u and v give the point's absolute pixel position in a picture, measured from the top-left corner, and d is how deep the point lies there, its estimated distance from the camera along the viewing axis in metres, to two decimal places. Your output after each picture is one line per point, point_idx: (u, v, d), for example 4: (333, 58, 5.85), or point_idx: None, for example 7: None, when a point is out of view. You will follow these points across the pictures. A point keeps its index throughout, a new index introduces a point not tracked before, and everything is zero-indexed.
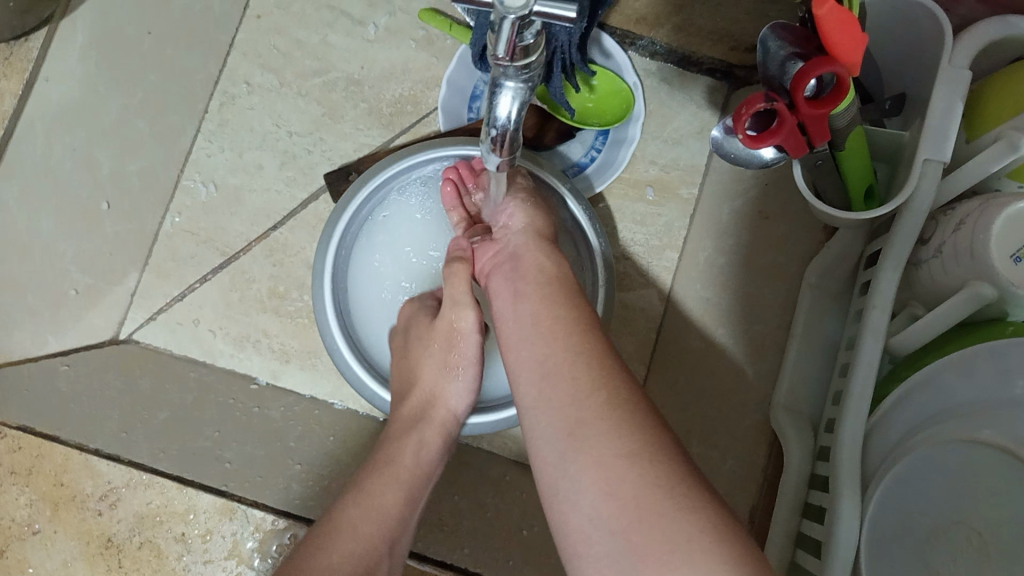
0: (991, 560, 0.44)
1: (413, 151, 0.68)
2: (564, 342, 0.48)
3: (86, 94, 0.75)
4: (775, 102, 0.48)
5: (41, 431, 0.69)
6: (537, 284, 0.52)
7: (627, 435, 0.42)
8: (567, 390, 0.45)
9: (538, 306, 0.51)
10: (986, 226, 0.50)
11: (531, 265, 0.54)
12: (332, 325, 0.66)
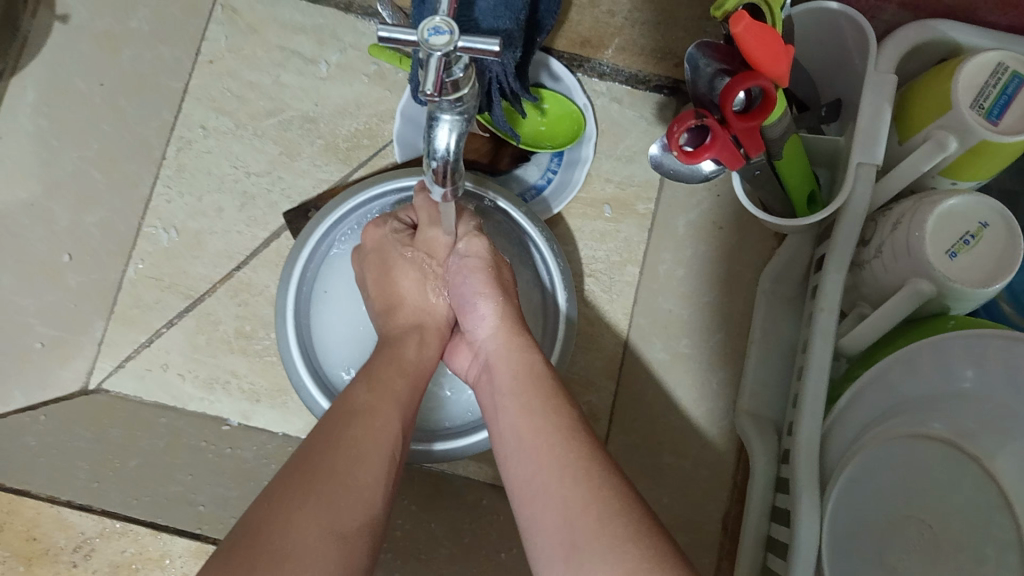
0: (947, 554, 0.46)
1: (366, 185, 0.69)
2: (554, 455, 0.47)
3: (42, 148, 0.76)
4: (705, 119, 0.50)
5: (6, 485, 0.63)
6: (519, 396, 0.52)
7: (623, 551, 0.40)
8: (560, 509, 0.44)
9: (525, 418, 0.50)
10: (920, 224, 0.52)
11: (510, 374, 0.54)
12: (296, 363, 0.66)
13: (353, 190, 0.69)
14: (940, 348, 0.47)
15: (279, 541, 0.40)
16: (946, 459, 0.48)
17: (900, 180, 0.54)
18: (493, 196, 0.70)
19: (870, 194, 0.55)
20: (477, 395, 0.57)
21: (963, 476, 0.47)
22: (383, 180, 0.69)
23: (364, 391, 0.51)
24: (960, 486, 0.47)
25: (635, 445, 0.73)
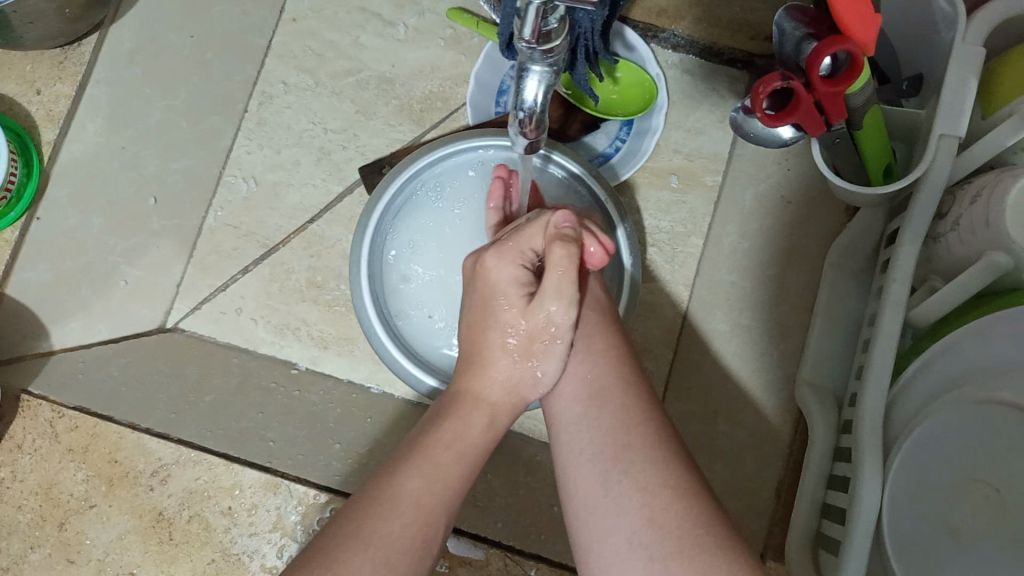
0: (1011, 517, 0.46)
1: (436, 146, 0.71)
2: (613, 370, 0.53)
3: (132, 97, 0.78)
4: (790, 81, 0.50)
5: (95, 411, 0.70)
6: (595, 317, 0.57)
7: (670, 469, 0.47)
8: (614, 416, 0.50)
9: (597, 336, 0.55)
10: (1001, 197, 0.51)
11: (594, 300, 0.58)
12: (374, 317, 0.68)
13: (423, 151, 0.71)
14: (1018, 318, 0.48)
15: (371, 533, 0.46)
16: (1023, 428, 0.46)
17: (982, 154, 0.54)
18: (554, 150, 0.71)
19: (950, 167, 0.55)
20: (546, 312, 0.59)
21: None
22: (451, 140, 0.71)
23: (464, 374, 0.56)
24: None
25: (690, 414, 0.74)
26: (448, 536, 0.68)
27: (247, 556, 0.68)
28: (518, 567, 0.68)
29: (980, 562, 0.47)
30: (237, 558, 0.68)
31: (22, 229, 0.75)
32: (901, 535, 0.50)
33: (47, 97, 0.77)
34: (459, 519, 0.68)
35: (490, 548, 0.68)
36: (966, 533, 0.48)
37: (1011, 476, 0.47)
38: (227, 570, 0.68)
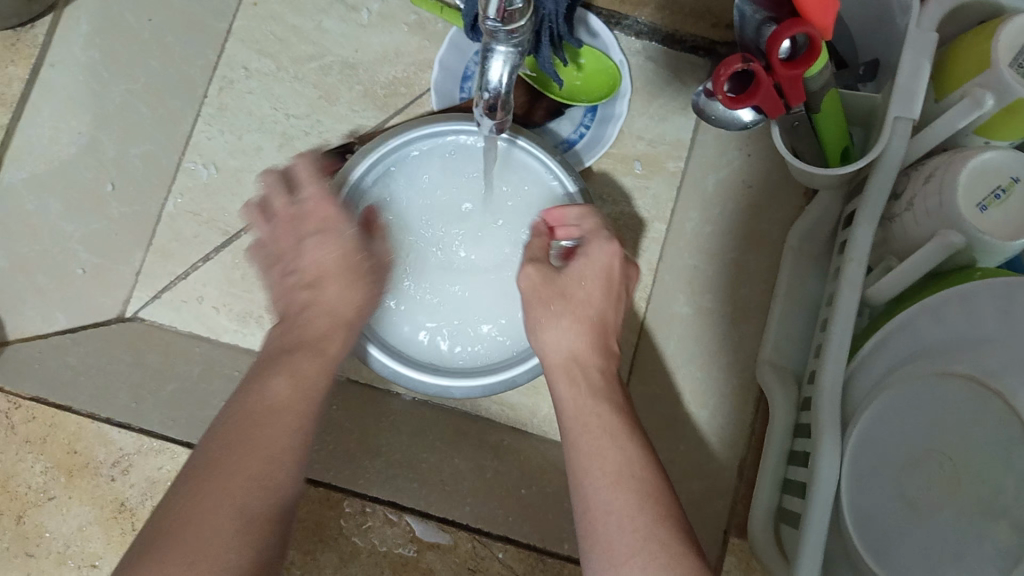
0: (963, 487, 0.47)
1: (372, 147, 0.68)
2: (611, 467, 0.51)
3: (89, 80, 0.76)
4: (751, 64, 0.51)
5: (54, 401, 0.68)
6: (601, 411, 0.55)
7: (664, 556, 0.47)
8: (617, 518, 0.49)
9: (604, 432, 0.53)
10: (955, 176, 0.53)
11: (592, 388, 0.56)
12: (353, 329, 0.67)
13: (361, 155, 0.67)
14: (973, 295, 0.49)
15: None
16: (975, 400, 0.47)
17: (936, 136, 0.56)
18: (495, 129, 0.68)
19: (905, 149, 0.56)
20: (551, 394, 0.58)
21: (993, 412, 0.46)
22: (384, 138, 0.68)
23: (273, 377, 0.53)
24: (981, 418, 0.46)
25: (654, 397, 0.75)
26: (416, 521, 0.67)
27: None
28: (485, 549, 0.67)
29: (937, 532, 0.47)
30: None
31: None
32: (862, 506, 0.51)
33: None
34: (428, 503, 0.68)
35: (458, 531, 0.67)
36: (924, 505, 0.49)
37: (965, 446, 0.47)
38: None
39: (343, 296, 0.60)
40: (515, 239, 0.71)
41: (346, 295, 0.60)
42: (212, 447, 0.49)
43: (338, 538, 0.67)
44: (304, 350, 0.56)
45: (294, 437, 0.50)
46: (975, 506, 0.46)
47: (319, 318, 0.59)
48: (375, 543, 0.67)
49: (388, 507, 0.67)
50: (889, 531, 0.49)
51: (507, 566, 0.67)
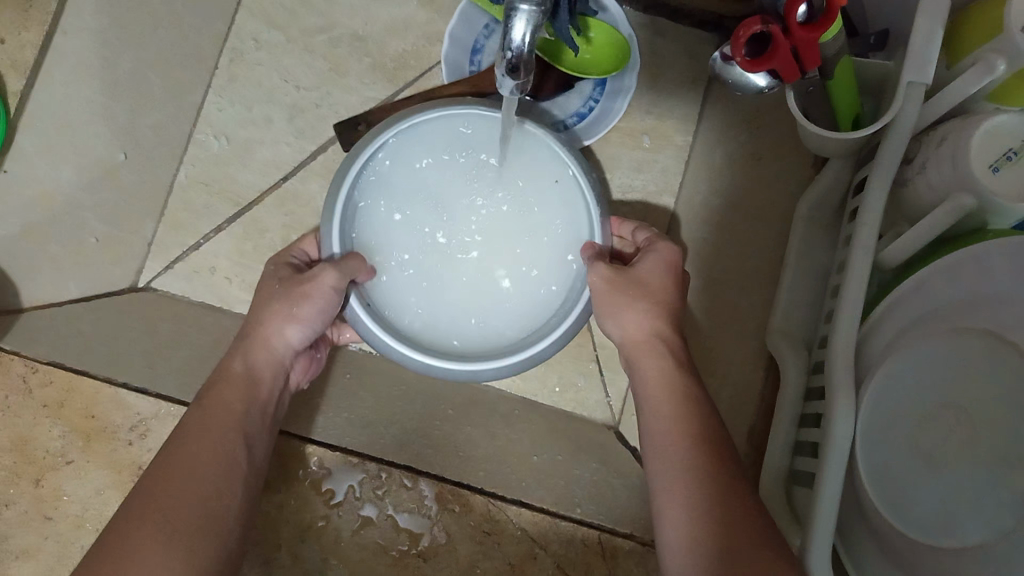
0: (981, 440, 0.49)
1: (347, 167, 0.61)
2: (681, 456, 0.54)
3: (99, 50, 0.76)
4: (769, 26, 0.52)
5: (71, 365, 0.68)
6: (668, 394, 0.57)
7: (729, 539, 0.49)
8: (686, 503, 0.52)
9: (669, 418, 0.56)
10: (968, 140, 0.54)
11: (659, 373, 0.58)
12: (394, 346, 0.60)
13: (340, 175, 0.61)
14: (986, 257, 0.50)
15: None
16: (989, 352, 0.49)
17: (947, 101, 0.56)
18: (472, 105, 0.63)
19: (918, 114, 0.57)
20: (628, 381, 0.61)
21: (1012, 364, 0.48)
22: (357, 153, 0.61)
23: (200, 414, 0.54)
24: (1001, 372, 0.49)
25: None
26: (429, 486, 0.68)
27: None
28: (500, 512, 0.68)
29: (954, 481, 0.49)
30: None
31: None
32: (876, 462, 0.52)
33: (11, 47, 0.74)
34: (442, 468, 0.68)
35: (471, 493, 0.68)
36: (939, 456, 0.50)
37: (981, 400, 0.49)
38: None
39: (269, 320, 0.59)
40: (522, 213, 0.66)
41: (276, 320, 0.59)
42: (158, 482, 0.50)
43: (355, 500, 0.67)
44: (218, 385, 0.57)
45: (229, 475, 0.52)
46: (990, 456, 0.48)
47: (246, 358, 0.58)
48: (393, 505, 0.67)
49: (404, 471, 0.68)
50: (897, 483, 0.51)
51: (523, 530, 0.67)
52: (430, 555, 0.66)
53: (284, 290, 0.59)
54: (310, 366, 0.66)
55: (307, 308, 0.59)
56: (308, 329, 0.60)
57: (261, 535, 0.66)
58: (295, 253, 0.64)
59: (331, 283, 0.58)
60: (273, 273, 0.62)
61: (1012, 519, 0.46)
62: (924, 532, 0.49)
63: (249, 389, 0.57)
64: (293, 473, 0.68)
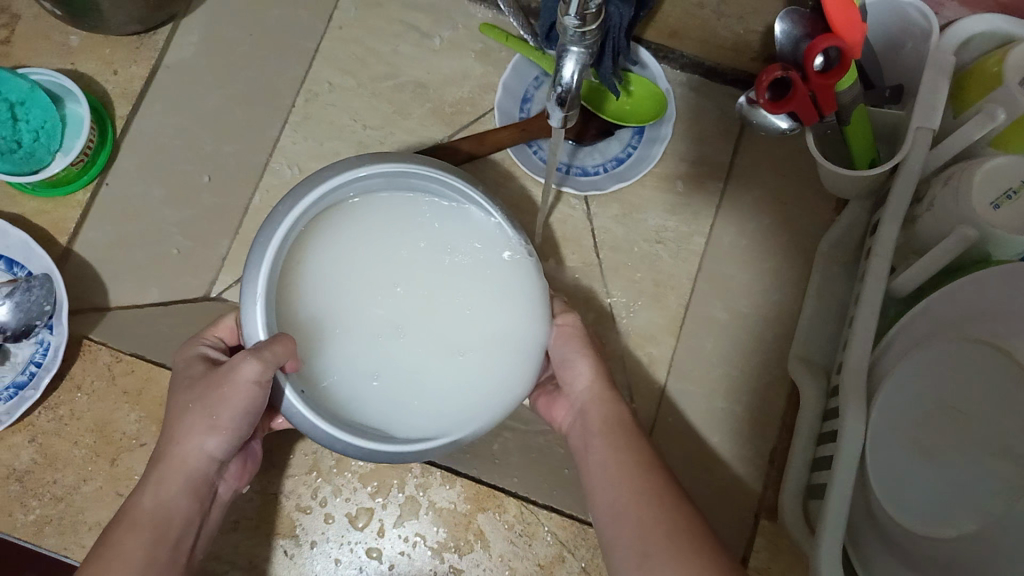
0: (971, 433, 0.57)
1: (258, 255, 0.55)
2: (676, 549, 0.51)
3: (192, 88, 0.86)
4: (789, 72, 0.59)
5: (150, 357, 0.77)
6: (612, 443, 0.59)
7: None
8: None
9: (621, 470, 0.57)
10: (970, 179, 0.60)
11: (601, 422, 0.61)
12: (341, 435, 0.54)
13: (252, 262, 0.55)
14: (980, 282, 0.56)
15: None
16: (991, 363, 0.58)
17: (951, 148, 0.63)
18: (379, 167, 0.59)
19: (925, 157, 0.63)
20: (573, 440, 0.63)
21: (1002, 368, 0.57)
22: (268, 239, 0.56)
23: (102, 550, 0.51)
24: (990, 375, 0.58)
25: (692, 396, 0.79)
26: (464, 485, 0.72)
27: (282, 497, 0.72)
28: (532, 517, 0.72)
29: (949, 473, 0.57)
30: (273, 497, 0.72)
31: (93, 191, 0.82)
32: (880, 462, 0.58)
33: (122, 78, 0.85)
34: (479, 472, 0.73)
35: (506, 497, 0.72)
36: (935, 451, 0.58)
37: (970, 401, 0.58)
38: (263, 508, 0.71)
39: (180, 437, 0.55)
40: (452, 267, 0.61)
41: (187, 437, 0.55)
42: None
43: (398, 495, 0.72)
44: (126, 520, 0.53)
45: None
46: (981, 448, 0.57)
47: (156, 488, 0.54)
48: (432, 502, 0.72)
49: (444, 471, 0.73)
50: (900, 479, 0.58)
51: (553, 534, 0.71)
52: (466, 550, 0.71)
53: (194, 400, 0.56)
54: (246, 467, 0.64)
55: (222, 412, 0.55)
56: (228, 436, 0.56)
57: (311, 522, 0.71)
58: (210, 341, 0.62)
59: (252, 375, 0.53)
60: (185, 371, 0.59)
61: (1001, 501, 0.55)
62: (925, 523, 0.57)
63: (157, 524, 0.53)
64: (342, 467, 0.72)
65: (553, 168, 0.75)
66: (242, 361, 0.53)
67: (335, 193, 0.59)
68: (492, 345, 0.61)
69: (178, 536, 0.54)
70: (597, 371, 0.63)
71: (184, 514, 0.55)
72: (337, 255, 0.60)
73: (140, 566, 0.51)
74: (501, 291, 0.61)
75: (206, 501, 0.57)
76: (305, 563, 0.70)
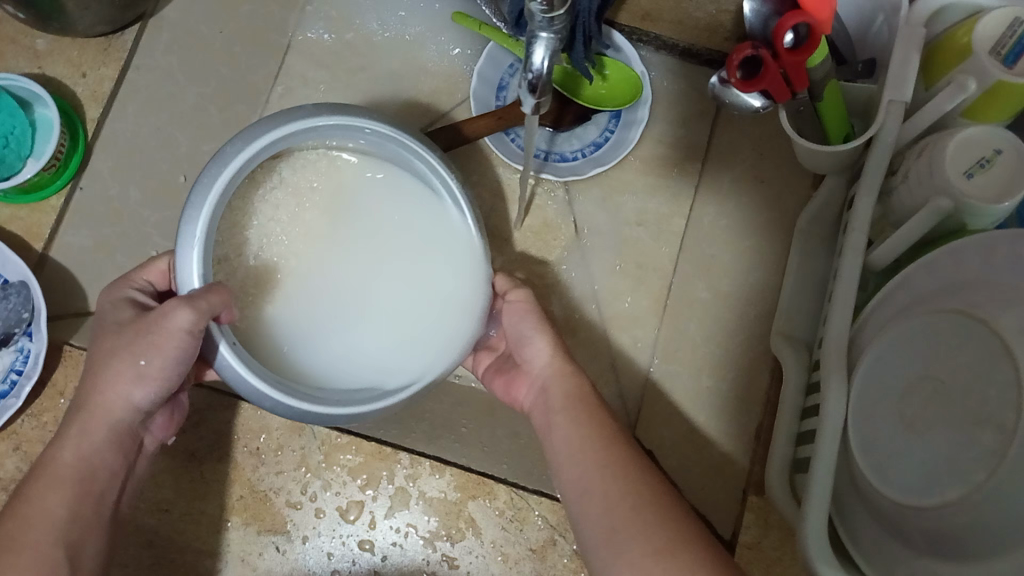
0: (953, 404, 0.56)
1: (200, 195, 0.53)
2: (646, 515, 0.51)
3: (165, 87, 0.85)
4: (760, 51, 0.59)
5: None
6: (574, 415, 0.60)
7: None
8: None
9: (587, 443, 0.57)
10: (942, 150, 0.60)
11: (563, 395, 0.61)
12: (273, 392, 0.53)
13: (195, 204, 0.52)
14: (960, 253, 0.57)
15: None
16: (960, 329, 0.56)
17: (924, 119, 0.63)
18: (337, 119, 0.56)
19: (898, 130, 0.64)
20: (534, 415, 0.64)
21: (976, 335, 0.55)
22: (211, 180, 0.53)
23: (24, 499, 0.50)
24: (968, 343, 0.55)
25: (676, 375, 0.79)
26: (453, 473, 0.72)
27: (273, 494, 0.72)
28: (522, 501, 0.72)
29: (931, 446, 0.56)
30: (263, 494, 0.72)
31: (67, 195, 0.81)
32: (866, 434, 0.59)
33: (92, 80, 0.84)
34: (468, 460, 0.73)
35: (496, 484, 0.72)
36: (919, 424, 0.57)
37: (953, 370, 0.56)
38: (253, 506, 0.71)
39: (105, 386, 0.54)
40: (400, 228, 0.60)
41: (113, 386, 0.54)
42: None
43: (388, 486, 0.72)
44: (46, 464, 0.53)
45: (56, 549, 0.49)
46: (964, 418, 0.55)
47: (77, 440, 0.53)
48: (422, 492, 0.72)
49: (433, 461, 0.73)
50: (882, 449, 0.58)
51: (543, 518, 0.71)
52: (458, 538, 0.71)
53: (122, 347, 0.54)
54: (172, 418, 0.62)
55: (150, 363, 0.53)
56: (156, 387, 0.55)
57: (301, 518, 0.71)
58: (138, 285, 0.60)
59: (184, 325, 0.51)
60: (112, 313, 0.57)
61: (981, 474, 0.53)
62: (909, 495, 0.56)
63: (83, 476, 0.53)
64: (331, 459, 0.73)
65: (529, 155, 0.74)
66: (174, 309, 0.51)
67: (288, 139, 0.56)
68: (430, 306, 0.60)
69: (103, 488, 0.54)
70: (557, 347, 0.64)
71: (111, 466, 0.54)
72: (284, 201, 0.59)
73: (64, 519, 0.51)
74: (448, 257, 0.60)
75: (131, 453, 0.56)
76: (298, 558, 0.71)
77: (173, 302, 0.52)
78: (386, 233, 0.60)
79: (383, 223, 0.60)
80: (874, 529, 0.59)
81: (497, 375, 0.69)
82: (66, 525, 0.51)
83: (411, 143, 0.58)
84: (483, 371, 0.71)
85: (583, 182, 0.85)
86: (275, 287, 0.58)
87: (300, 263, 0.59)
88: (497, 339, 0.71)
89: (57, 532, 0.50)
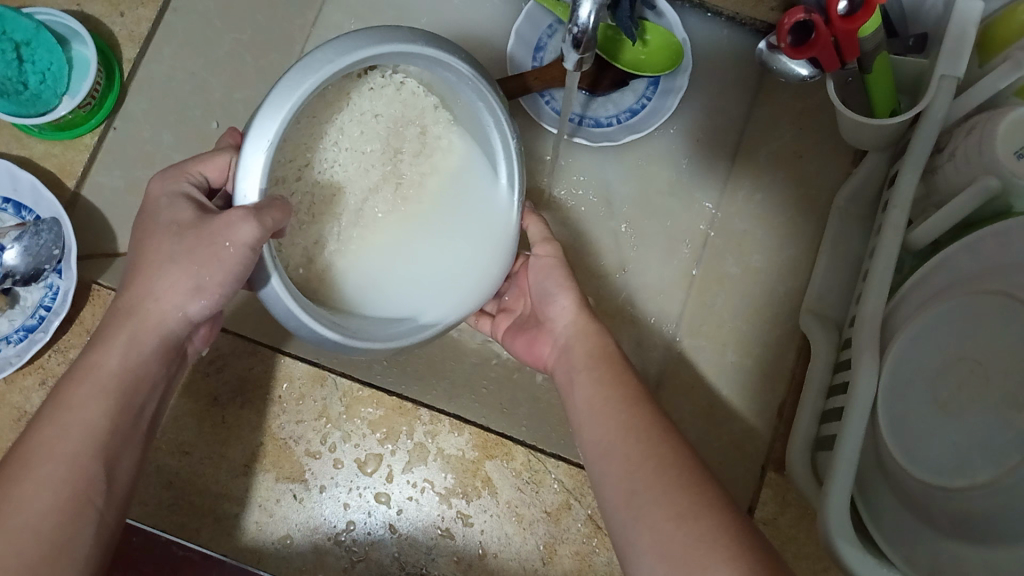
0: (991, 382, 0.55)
1: (281, 96, 0.50)
2: (671, 478, 0.50)
3: (201, 32, 0.85)
4: (812, 15, 0.57)
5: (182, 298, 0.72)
6: (594, 375, 0.60)
7: (707, 557, 0.45)
8: (660, 549, 0.47)
9: (611, 403, 0.57)
10: (994, 128, 0.58)
11: (586, 354, 0.61)
12: (303, 314, 0.51)
13: (274, 107, 0.49)
14: (1006, 233, 0.55)
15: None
16: (1003, 312, 0.55)
17: (977, 94, 0.61)
18: (431, 52, 0.54)
19: (949, 106, 0.62)
20: (555, 373, 0.64)
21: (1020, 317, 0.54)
22: (297, 83, 0.50)
23: (45, 421, 0.50)
24: (1012, 324, 0.55)
25: (701, 347, 0.78)
26: (468, 433, 0.73)
27: (292, 442, 0.72)
28: (540, 464, 0.72)
29: (967, 426, 0.55)
30: (283, 442, 0.72)
31: (101, 134, 0.81)
32: (897, 411, 0.59)
33: (129, 19, 0.84)
34: (487, 420, 0.74)
35: (514, 445, 0.73)
36: (953, 404, 0.56)
37: (991, 351, 0.55)
38: (272, 453, 0.72)
39: (160, 293, 0.53)
40: (449, 174, 0.61)
41: (168, 294, 0.53)
42: (25, 469, 0.48)
43: (407, 441, 0.72)
44: (87, 368, 0.52)
45: (97, 461, 0.50)
46: (1002, 400, 0.54)
47: (126, 349, 0.53)
48: (441, 449, 0.72)
49: (452, 419, 0.73)
50: (914, 428, 0.57)
51: (559, 481, 0.72)
52: (474, 496, 0.71)
53: (180, 254, 0.53)
54: (214, 326, 0.62)
55: (210, 272, 0.52)
56: (210, 299, 0.54)
57: (320, 467, 0.72)
58: (193, 177, 0.59)
59: (247, 241, 0.50)
60: (168, 207, 0.56)
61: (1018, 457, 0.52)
62: (940, 475, 0.55)
63: (126, 386, 0.52)
64: (353, 410, 0.73)
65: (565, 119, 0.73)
66: (237, 222, 0.50)
67: (379, 58, 0.53)
68: (462, 250, 0.61)
69: (142, 404, 0.53)
70: (580, 305, 0.64)
71: (151, 379, 0.54)
72: (345, 124, 0.59)
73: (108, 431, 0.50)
74: (488, 211, 0.61)
75: (172, 370, 0.56)
76: (315, 507, 0.71)
77: (237, 213, 0.50)
78: (443, 172, 0.61)
79: (439, 163, 0.61)
80: (897, 508, 0.59)
81: (518, 336, 0.69)
82: (102, 440, 0.50)
83: (495, 97, 0.57)
84: (501, 334, 0.71)
85: (618, 149, 0.83)
86: (331, 214, 0.59)
87: (356, 186, 0.59)
88: (515, 301, 0.72)
89: (97, 445, 0.50)
